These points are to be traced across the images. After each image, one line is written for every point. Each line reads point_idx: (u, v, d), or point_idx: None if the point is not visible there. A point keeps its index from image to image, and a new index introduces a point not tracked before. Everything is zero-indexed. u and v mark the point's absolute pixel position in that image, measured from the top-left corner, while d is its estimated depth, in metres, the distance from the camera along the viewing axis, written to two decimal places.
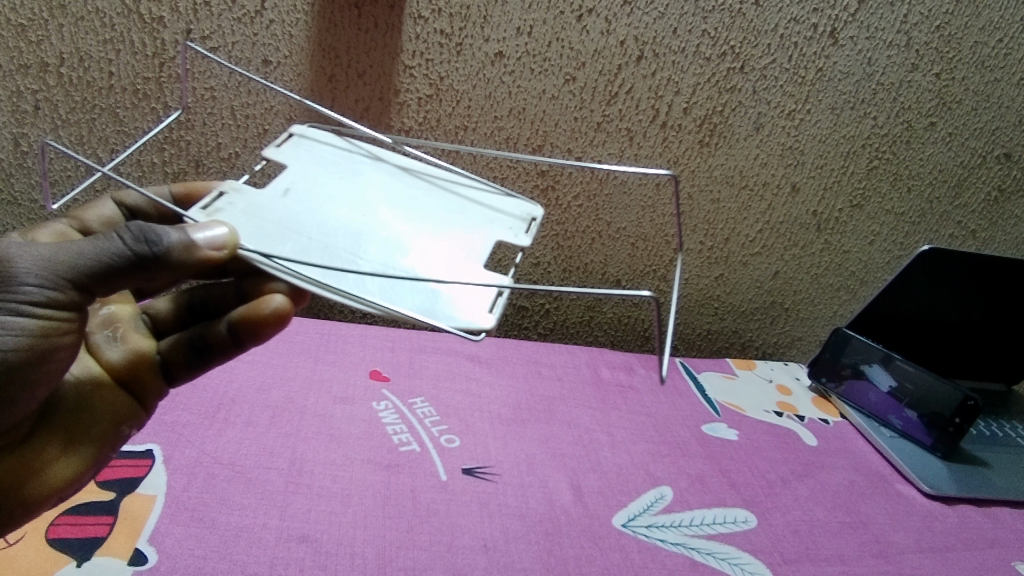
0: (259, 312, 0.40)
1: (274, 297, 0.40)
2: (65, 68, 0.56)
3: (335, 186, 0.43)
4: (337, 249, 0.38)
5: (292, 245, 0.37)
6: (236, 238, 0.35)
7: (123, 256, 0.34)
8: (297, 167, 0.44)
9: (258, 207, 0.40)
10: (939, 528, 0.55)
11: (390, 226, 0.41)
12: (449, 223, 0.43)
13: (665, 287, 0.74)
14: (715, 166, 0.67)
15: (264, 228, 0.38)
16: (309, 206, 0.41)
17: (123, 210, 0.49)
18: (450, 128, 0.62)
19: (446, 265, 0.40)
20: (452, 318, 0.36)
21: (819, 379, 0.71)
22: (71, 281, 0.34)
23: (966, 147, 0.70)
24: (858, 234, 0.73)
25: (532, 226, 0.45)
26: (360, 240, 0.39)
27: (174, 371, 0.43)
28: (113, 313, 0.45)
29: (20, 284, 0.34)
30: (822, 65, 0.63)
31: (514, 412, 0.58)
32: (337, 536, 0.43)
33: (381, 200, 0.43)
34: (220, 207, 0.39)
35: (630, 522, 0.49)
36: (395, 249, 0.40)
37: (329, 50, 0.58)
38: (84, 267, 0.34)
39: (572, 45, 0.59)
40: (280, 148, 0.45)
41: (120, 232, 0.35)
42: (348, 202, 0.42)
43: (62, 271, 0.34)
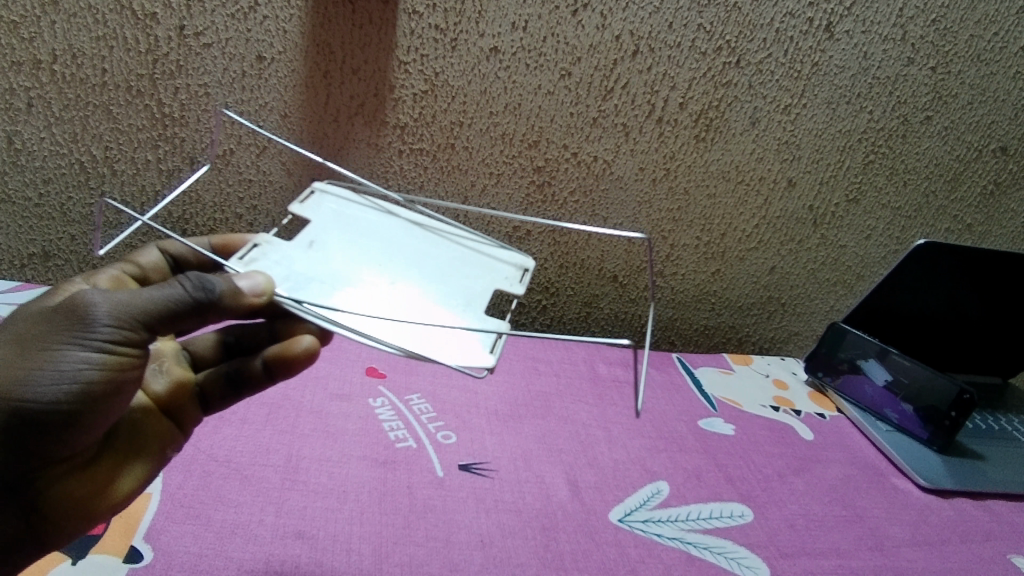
0: (291, 351, 0.43)
1: (304, 338, 0.43)
2: (58, 64, 0.56)
3: (353, 237, 0.46)
4: (359, 295, 0.41)
5: (319, 291, 0.41)
6: (271, 284, 0.38)
7: (184, 302, 0.36)
8: (319, 219, 0.47)
9: (287, 256, 0.43)
10: (935, 521, 0.55)
11: (402, 273, 0.45)
12: (455, 269, 0.47)
13: (661, 283, 0.74)
14: (711, 162, 0.67)
15: (293, 276, 0.41)
16: (331, 255, 0.44)
17: (167, 257, 0.51)
18: (445, 124, 0.62)
19: (454, 308, 0.43)
20: (461, 358, 0.39)
21: (816, 373, 0.71)
22: (138, 323, 0.36)
23: (961, 141, 0.70)
24: (854, 229, 0.73)
25: (526, 275, 0.48)
26: (378, 286, 0.43)
27: (211, 401, 0.45)
28: (158, 349, 0.46)
29: (94, 327, 0.35)
30: (818, 60, 0.63)
31: (511, 408, 0.58)
32: (334, 533, 0.43)
33: (395, 250, 0.47)
34: (256, 257, 0.42)
35: (627, 517, 0.49)
36: (408, 293, 0.43)
37: (324, 46, 0.57)
38: (149, 310, 0.35)
39: (567, 40, 0.59)
40: (305, 201, 0.48)
41: (181, 280, 0.36)
42: (364, 251, 0.45)
43: (131, 316, 0.35)
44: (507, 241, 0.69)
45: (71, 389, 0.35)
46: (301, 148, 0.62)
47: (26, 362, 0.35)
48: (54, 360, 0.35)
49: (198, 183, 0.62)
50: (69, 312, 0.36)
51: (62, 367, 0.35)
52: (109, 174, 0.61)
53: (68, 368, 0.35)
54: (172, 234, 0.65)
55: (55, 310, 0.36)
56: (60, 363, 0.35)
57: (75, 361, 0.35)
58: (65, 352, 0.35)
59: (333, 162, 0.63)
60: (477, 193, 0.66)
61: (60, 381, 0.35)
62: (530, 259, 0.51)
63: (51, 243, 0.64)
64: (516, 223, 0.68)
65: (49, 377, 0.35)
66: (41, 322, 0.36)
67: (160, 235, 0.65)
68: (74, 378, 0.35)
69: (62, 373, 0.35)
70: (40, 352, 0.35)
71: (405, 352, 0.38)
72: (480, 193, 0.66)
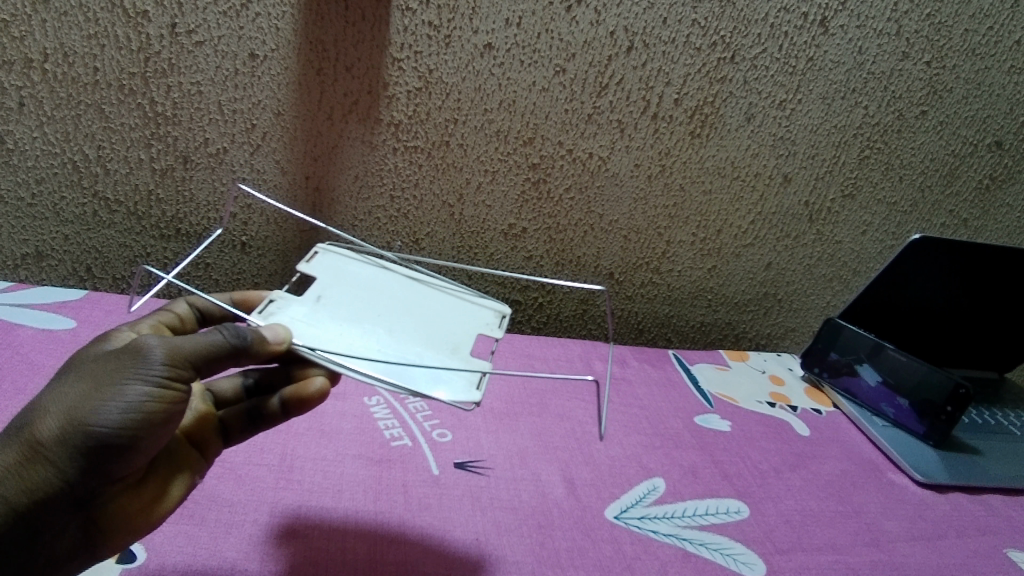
0: (306, 392, 0.43)
1: (315, 378, 0.43)
2: (49, 64, 0.55)
3: (358, 289, 0.47)
4: (363, 340, 0.42)
5: (329, 338, 0.41)
6: (287, 330, 0.39)
7: (225, 347, 0.37)
8: (325, 276, 0.48)
9: (298, 309, 0.44)
10: (932, 515, 0.55)
11: (399, 320, 0.45)
12: (456, 315, 0.48)
13: (658, 280, 0.74)
14: (706, 157, 0.67)
15: (305, 325, 0.42)
16: (335, 306, 0.45)
17: (195, 311, 0.49)
18: (440, 121, 0.62)
19: (449, 349, 0.43)
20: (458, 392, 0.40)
21: (812, 368, 0.71)
22: (186, 360, 0.36)
23: (957, 136, 0.69)
24: (850, 225, 0.73)
25: (504, 322, 0.48)
26: (382, 331, 0.43)
27: (231, 436, 0.45)
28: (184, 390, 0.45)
29: (150, 365, 0.35)
30: (813, 55, 0.63)
31: (506, 405, 0.58)
32: (328, 532, 0.42)
33: (397, 298, 0.48)
34: (274, 308, 0.43)
35: (623, 514, 0.49)
36: (411, 338, 0.44)
37: (317, 44, 0.57)
38: (199, 347, 0.36)
39: (561, 36, 0.59)
40: (312, 258, 0.50)
41: (221, 327, 0.37)
42: (363, 301, 0.46)
43: (181, 357, 0.36)
44: (503, 238, 0.69)
45: (119, 420, 0.35)
46: (294, 146, 0.62)
47: (78, 397, 0.35)
48: (105, 392, 0.35)
49: (192, 182, 0.62)
50: (124, 353, 0.36)
51: (119, 400, 0.35)
52: (103, 173, 0.61)
53: (117, 400, 0.35)
54: (167, 233, 0.64)
55: (109, 355, 0.37)
56: (109, 396, 0.35)
57: (123, 392, 0.35)
58: (115, 385, 0.35)
59: (327, 160, 0.63)
60: (472, 190, 0.66)
61: (108, 412, 0.35)
62: (507, 306, 0.51)
63: (45, 243, 0.63)
64: (511, 220, 0.68)
65: (98, 409, 0.35)
66: (94, 365, 0.37)
67: (154, 235, 0.64)
68: (122, 408, 0.35)
69: (111, 406, 0.35)
70: (92, 387, 0.36)
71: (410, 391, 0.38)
72: (475, 190, 0.66)
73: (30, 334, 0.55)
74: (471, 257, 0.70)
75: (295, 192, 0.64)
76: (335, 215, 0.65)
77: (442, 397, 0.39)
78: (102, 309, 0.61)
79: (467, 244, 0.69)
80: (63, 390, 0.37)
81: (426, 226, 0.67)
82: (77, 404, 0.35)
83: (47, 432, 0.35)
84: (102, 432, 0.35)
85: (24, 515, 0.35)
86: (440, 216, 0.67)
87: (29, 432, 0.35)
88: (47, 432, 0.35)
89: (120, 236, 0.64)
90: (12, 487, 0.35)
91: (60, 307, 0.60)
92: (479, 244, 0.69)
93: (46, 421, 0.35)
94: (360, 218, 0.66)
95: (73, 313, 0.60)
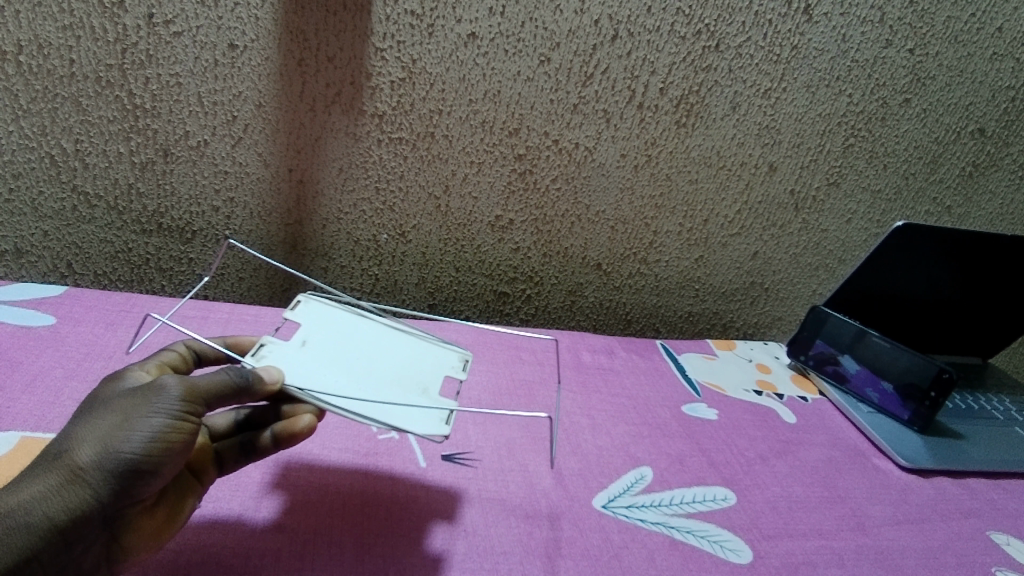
0: (295, 428, 0.41)
1: (303, 415, 0.42)
2: (24, 56, 0.54)
3: (335, 328, 0.47)
4: (338, 376, 0.42)
5: (306, 372, 0.41)
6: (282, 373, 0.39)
7: (237, 384, 0.37)
8: (304, 313, 0.48)
9: (280, 350, 0.43)
10: (915, 500, 0.56)
11: (370, 360, 0.45)
12: (424, 357, 0.48)
13: (645, 271, 0.74)
14: (692, 147, 0.67)
15: (286, 360, 0.42)
16: (313, 345, 0.45)
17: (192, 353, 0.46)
18: (424, 112, 0.61)
19: (418, 391, 0.43)
20: (429, 428, 0.39)
21: (799, 357, 0.72)
22: (203, 391, 0.36)
23: (940, 123, 0.70)
24: (835, 213, 0.73)
25: (467, 366, 0.49)
26: (354, 368, 0.43)
27: (224, 464, 0.41)
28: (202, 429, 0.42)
29: (178, 397, 0.34)
30: (797, 43, 0.63)
31: (493, 397, 0.58)
32: (314, 526, 0.41)
33: (371, 339, 0.48)
34: (265, 352, 0.42)
35: (610, 503, 0.48)
36: (383, 378, 0.44)
37: (297, 33, 0.56)
38: (216, 382, 0.36)
39: (546, 25, 0.59)
40: (295, 303, 0.49)
41: (231, 367, 0.37)
42: (339, 340, 0.46)
43: (204, 391, 0.36)
44: (489, 230, 0.69)
45: (149, 448, 0.33)
46: (276, 138, 0.61)
47: (102, 424, 0.33)
48: (136, 420, 0.33)
49: (173, 175, 0.61)
50: (147, 387, 0.35)
51: (154, 428, 0.33)
52: (81, 167, 0.60)
53: (143, 425, 0.33)
54: (148, 228, 0.64)
55: (124, 391, 0.36)
56: (134, 420, 0.33)
57: (148, 416, 0.33)
58: (139, 410, 0.33)
59: (310, 152, 0.62)
60: (458, 182, 0.65)
61: (134, 435, 0.33)
62: (468, 351, 0.51)
63: (24, 239, 0.62)
64: (498, 212, 0.68)
65: (124, 432, 0.33)
66: (117, 399, 0.35)
67: (135, 229, 0.64)
68: (148, 431, 0.33)
69: (144, 433, 0.33)
70: (116, 415, 0.34)
71: (384, 424, 0.38)
72: (461, 182, 0.65)
73: (7, 327, 0.54)
74: (458, 250, 0.69)
75: (278, 185, 0.63)
76: (319, 208, 0.65)
77: (415, 430, 0.38)
78: (84, 302, 0.59)
79: (454, 237, 0.69)
80: (84, 421, 0.34)
81: (412, 219, 0.67)
82: (112, 431, 0.33)
83: (75, 457, 0.32)
84: (128, 456, 0.32)
85: (59, 532, 0.31)
86: (426, 208, 0.66)
87: (60, 458, 0.32)
88: (80, 455, 0.32)
89: (100, 231, 0.63)
90: (47, 510, 0.31)
91: (38, 303, 0.58)
92: (465, 235, 0.69)
93: (83, 448, 0.33)
94: (345, 211, 0.65)
95: (53, 308, 0.58)
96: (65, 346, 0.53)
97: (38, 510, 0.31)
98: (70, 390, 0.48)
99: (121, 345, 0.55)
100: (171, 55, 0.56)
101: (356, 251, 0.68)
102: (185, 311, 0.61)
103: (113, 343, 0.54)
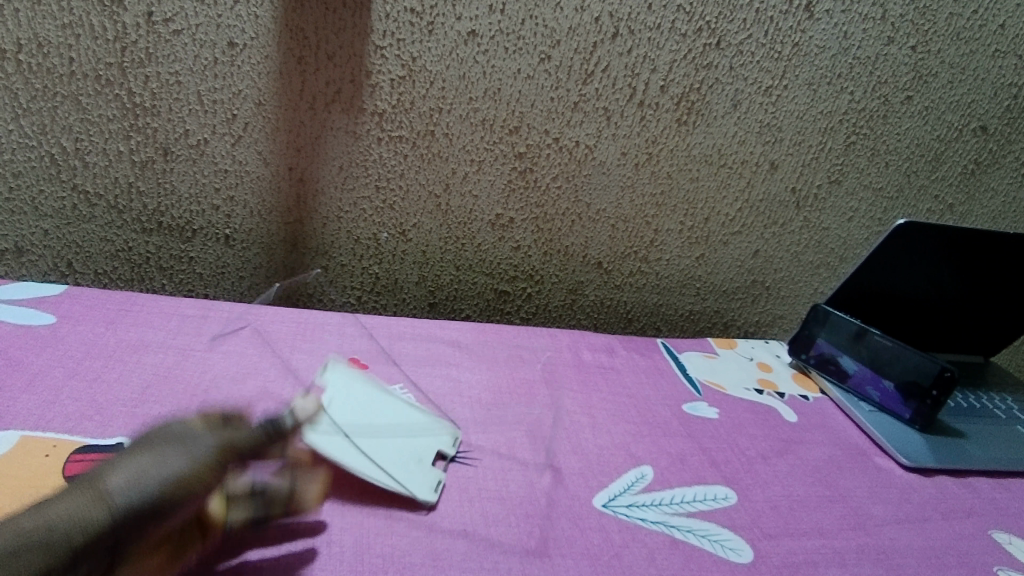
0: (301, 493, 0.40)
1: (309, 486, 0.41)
2: (23, 54, 0.54)
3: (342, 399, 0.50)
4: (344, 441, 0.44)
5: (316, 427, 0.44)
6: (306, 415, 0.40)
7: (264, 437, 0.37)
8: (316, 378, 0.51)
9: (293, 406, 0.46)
10: (917, 499, 0.56)
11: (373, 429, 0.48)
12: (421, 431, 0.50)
13: (646, 269, 0.74)
14: (693, 145, 0.67)
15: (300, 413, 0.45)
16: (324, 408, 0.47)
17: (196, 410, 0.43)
18: (424, 110, 0.61)
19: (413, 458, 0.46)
20: None
21: (799, 355, 0.72)
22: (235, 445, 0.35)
23: (942, 121, 0.70)
24: (837, 211, 0.73)
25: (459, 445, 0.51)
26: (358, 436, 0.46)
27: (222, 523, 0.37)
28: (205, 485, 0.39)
29: (214, 440, 0.34)
30: (799, 40, 0.63)
31: (494, 396, 0.58)
32: (313, 526, 0.41)
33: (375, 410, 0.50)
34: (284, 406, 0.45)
35: (610, 502, 0.48)
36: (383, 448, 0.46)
37: (297, 32, 0.56)
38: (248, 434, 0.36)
39: (546, 23, 0.58)
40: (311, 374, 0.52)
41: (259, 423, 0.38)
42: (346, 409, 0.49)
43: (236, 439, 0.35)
44: (489, 228, 0.68)
45: (184, 482, 0.31)
46: (276, 137, 0.61)
47: (135, 454, 0.32)
48: (174, 454, 0.32)
49: (173, 174, 0.61)
50: (181, 428, 0.34)
51: (192, 464, 0.32)
52: (81, 166, 0.60)
53: (181, 459, 0.32)
54: (149, 227, 0.64)
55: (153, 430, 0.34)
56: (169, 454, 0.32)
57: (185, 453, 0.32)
58: (175, 447, 0.32)
59: (310, 150, 0.62)
60: (458, 180, 0.65)
61: (172, 467, 0.31)
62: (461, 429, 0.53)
63: (24, 238, 0.62)
64: (498, 210, 0.67)
65: (161, 463, 0.31)
66: (147, 437, 0.33)
67: (135, 228, 0.63)
68: (186, 466, 0.32)
69: (182, 466, 0.32)
70: (149, 448, 0.32)
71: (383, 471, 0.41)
72: (461, 180, 0.65)
73: (8, 326, 0.54)
74: (459, 248, 0.69)
75: (278, 183, 0.63)
76: (319, 206, 0.65)
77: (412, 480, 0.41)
78: (83, 300, 0.59)
79: (454, 235, 0.68)
80: (112, 453, 0.32)
81: (412, 218, 0.67)
82: (147, 462, 0.31)
83: (100, 483, 0.30)
84: (163, 485, 0.31)
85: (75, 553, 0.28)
86: (427, 207, 0.66)
87: (89, 482, 0.30)
88: (112, 480, 0.30)
89: (100, 230, 0.63)
90: (69, 529, 0.29)
91: (37, 302, 0.58)
92: (465, 234, 0.68)
93: (115, 475, 0.31)
94: (345, 209, 0.65)
95: (53, 306, 0.58)
96: (65, 346, 0.53)
97: (60, 529, 0.29)
98: (69, 389, 0.48)
99: (121, 343, 0.54)
100: (171, 54, 0.56)
101: (356, 250, 0.68)
102: (185, 309, 0.61)
103: (113, 341, 0.54)
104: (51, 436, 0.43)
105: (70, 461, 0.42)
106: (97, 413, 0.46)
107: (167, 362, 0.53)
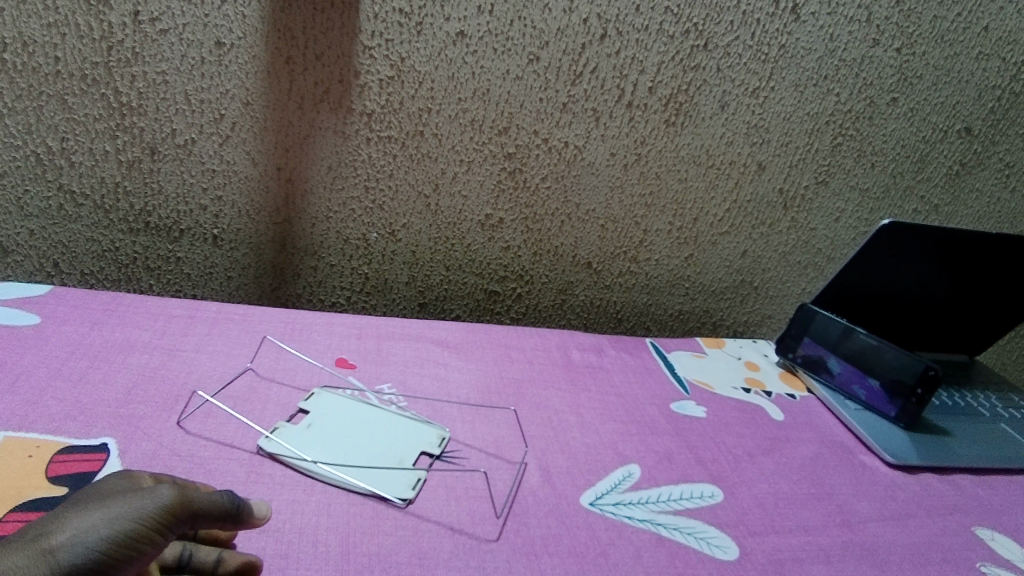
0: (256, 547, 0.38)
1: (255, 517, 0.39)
2: (8, 53, 0.54)
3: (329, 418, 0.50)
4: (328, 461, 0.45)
5: None
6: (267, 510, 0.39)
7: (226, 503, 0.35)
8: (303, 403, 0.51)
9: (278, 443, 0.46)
10: (902, 496, 0.56)
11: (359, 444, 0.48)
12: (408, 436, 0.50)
13: (635, 269, 0.74)
14: (681, 146, 0.67)
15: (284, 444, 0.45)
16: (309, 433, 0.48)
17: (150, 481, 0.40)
18: (413, 110, 0.61)
19: None
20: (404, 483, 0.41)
21: (787, 354, 0.72)
22: (195, 495, 0.33)
23: (927, 122, 0.70)
24: (824, 211, 0.74)
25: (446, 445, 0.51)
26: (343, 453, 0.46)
27: None
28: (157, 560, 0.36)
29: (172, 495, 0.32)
30: (786, 42, 0.63)
31: (482, 396, 0.58)
32: (299, 525, 0.41)
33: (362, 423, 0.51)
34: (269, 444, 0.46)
35: (598, 500, 0.48)
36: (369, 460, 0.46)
37: (285, 31, 0.56)
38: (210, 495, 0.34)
39: (534, 24, 0.59)
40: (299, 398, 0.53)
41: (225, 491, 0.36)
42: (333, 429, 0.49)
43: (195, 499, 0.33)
44: (479, 228, 0.69)
45: (130, 533, 0.29)
46: (264, 137, 0.61)
47: (87, 508, 0.30)
48: (122, 506, 0.30)
49: (160, 174, 0.61)
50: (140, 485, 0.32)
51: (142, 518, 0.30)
52: (67, 166, 0.59)
53: (131, 512, 0.30)
54: (136, 227, 0.63)
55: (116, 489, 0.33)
56: (121, 504, 0.30)
57: (139, 501, 0.30)
58: (130, 496, 0.31)
59: (299, 151, 0.62)
60: (447, 180, 0.65)
61: (117, 519, 0.29)
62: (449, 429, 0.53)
63: (9, 238, 0.62)
64: (488, 210, 0.68)
65: (107, 517, 0.29)
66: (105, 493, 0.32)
67: (122, 228, 0.63)
68: (135, 518, 0.30)
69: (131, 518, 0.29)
70: (102, 502, 0.30)
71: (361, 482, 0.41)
72: (450, 181, 0.65)
73: None
74: (448, 249, 0.69)
75: (267, 183, 0.63)
76: (308, 206, 0.65)
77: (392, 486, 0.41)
78: (69, 300, 0.59)
79: (444, 236, 0.68)
80: (67, 509, 0.30)
81: (402, 218, 0.67)
82: (95, 515, 0.29)
83: (45, 538, 0.28)
84: (107, 537, 0.29)
85: None
86: (416, 207, 0.66)
87: (35, 537, 0.28)
88: (58, 534, 0.28)
89: (87, 230, 0.63)
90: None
91: (22, 302, 0.58)
92: (455, 234, 0.68)
93: (62, 529, 0.29)
94: (334, 209, 0.65)
95: (38, 307, 0.57)
96: (50, 347, 0.52)
97: None
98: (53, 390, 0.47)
99: (106, 344, 0.54)
100: (158, 53, 0.55)
101: (346, 250, 0.68)
102: (172, 309, 0.60)
103: (98, 341, 0.54)
104: (34, 436, 0.43)
105: (54, 461, 0.41)
106: (82, 413, 0.46)
107: (153, 362, 0.53)
